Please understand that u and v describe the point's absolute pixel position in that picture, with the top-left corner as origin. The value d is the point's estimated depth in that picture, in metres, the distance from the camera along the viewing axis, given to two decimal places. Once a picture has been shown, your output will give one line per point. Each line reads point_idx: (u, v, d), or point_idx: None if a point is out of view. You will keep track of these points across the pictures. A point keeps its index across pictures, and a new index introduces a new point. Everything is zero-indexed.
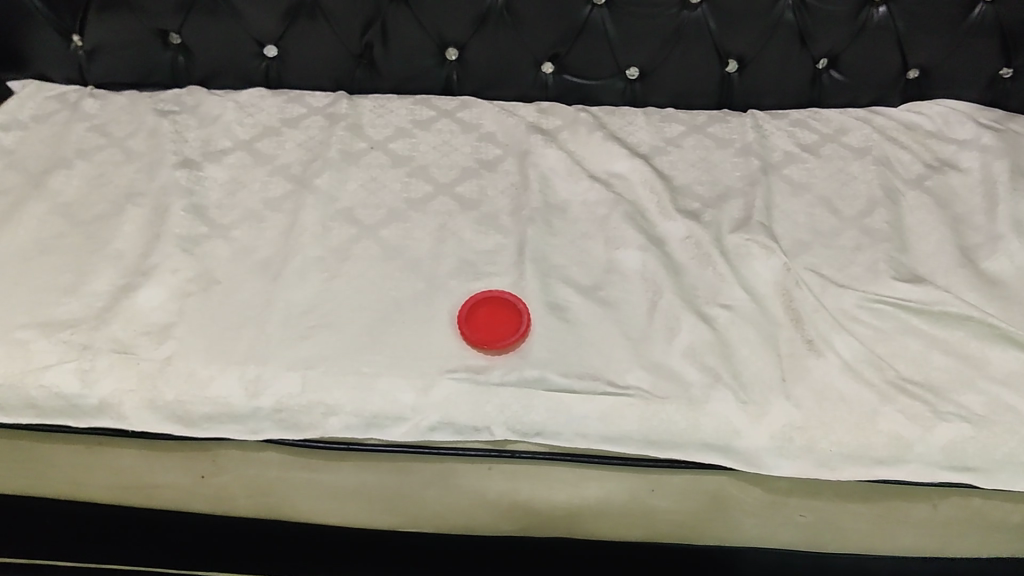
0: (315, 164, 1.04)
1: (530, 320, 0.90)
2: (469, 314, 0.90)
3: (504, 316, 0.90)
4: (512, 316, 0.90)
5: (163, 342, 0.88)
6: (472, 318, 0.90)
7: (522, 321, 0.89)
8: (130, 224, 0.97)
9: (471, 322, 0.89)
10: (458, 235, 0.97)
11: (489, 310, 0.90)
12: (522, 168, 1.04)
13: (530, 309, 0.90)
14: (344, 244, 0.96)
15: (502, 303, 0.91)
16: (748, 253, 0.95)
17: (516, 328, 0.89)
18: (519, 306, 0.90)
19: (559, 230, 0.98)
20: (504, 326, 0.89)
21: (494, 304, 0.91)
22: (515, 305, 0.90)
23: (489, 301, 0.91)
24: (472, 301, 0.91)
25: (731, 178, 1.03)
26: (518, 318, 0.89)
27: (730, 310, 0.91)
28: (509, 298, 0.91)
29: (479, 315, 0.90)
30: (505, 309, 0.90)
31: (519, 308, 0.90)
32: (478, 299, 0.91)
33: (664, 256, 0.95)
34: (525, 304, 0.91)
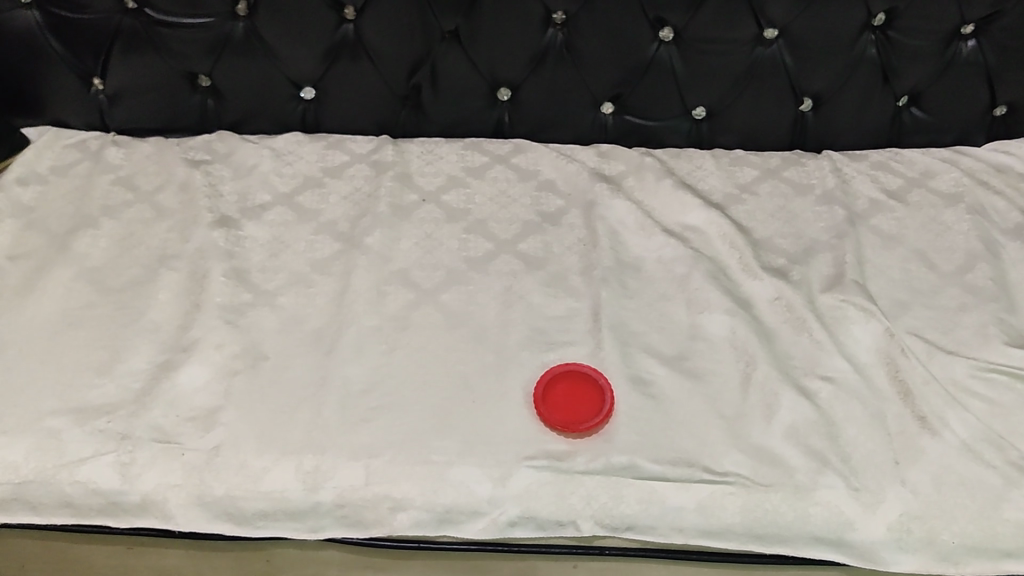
0: (365, 220, 0.95)
1: (613, 398, 0.81)
2: (545, 392, 0.82)
3: (584, 393, 0.81)
4: (593, 393, 0.81)
5: (210, 429, 0.80)
6: (549, 397, 0.81)
7: (604, 398, 0.81)
8: (166, 292, 0.89)
9: (549, 402, 0.81)
10: (526, 300, 0.89)
11: (567, 386, 0.82)
12: (589, 221, 0.95)
13: (612, 385, 0.82)
14: (401, 311, 0.88)
15: (581, 378, 0.82)
16: (845, 316, 0.87)
17: (599, 407, 0.80)
18: (599, 381, 0.82)
19: (635, 291, 0.90)
20: (586, 406, 0.80)
21: (571, 380, 0.82)
22: (596, 380, 0.82)
23: (566, 376, 0.83)
24: (547, 376, 0.83)
25: (816, 230, 0.95)
26: (600, 396, 0.81)
27: (832, 382, 0.83)
28: (587, 373, 0.83)
29: (556, 393, 0.81)
30: (585, 386, 0.82)
31: (600, 383, 0.82)
32: (554, 374, 0.83)
33: (754, 321, 0.87)
34: (605, 378, 0.82)
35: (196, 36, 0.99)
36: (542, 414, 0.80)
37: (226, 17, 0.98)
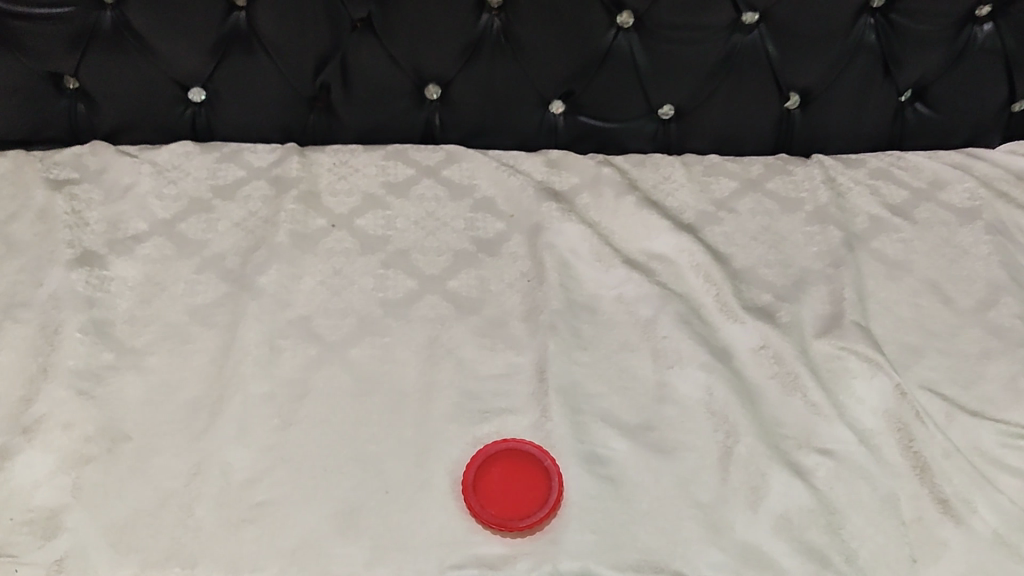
0: (258, 254, 0.78)
1: (562, 487, 0.65)
2: (477, 480, 0.65)
3: (526, 479, 0.65)
4: (536, 479, 0.65)
5: (51, 537, 0.63)
6: (482, 487, 0.65)
7: (551, 485, 0.64)
8: (6, 353, 0.71)
9: (482, 493, 0.64)
10: (456, 355, 0.72)
11: (505, 471, 0.65)
12: (534, 250, 0.78)
13: (561, 467, 0.65)
14: (299, 374, 0.71)
15: (521, 459, 0.66)
16: (845, 369, 0.71)
17: (544, 498, 0.64)
18: (545, 462, 0.65)
19: (590, 340, 0.73)
20: (528, 496, 0.64)
21: (510, 462, 0.66)
22: (539, 462, 0.65)
23: (504, 457, 0.66)
24: (480, 458, 0.66)
25: (806, 257, 0.79)
26: (545, 482, 0.65)
27: (831, 457, 0.67)
28: (530, 452, 0.66)
29: (491, 481, 0.65)
30: (527, 471, 0.65)
31: (545, 466, 0.65)
32: (488, 455, 0.66)
33: (735, 378, 0.70)
34: (553, 459, 0.66)
35: (54, 30, 0.81)
36: (474, 510, 0.63)
37: (90, 5, 0.80)
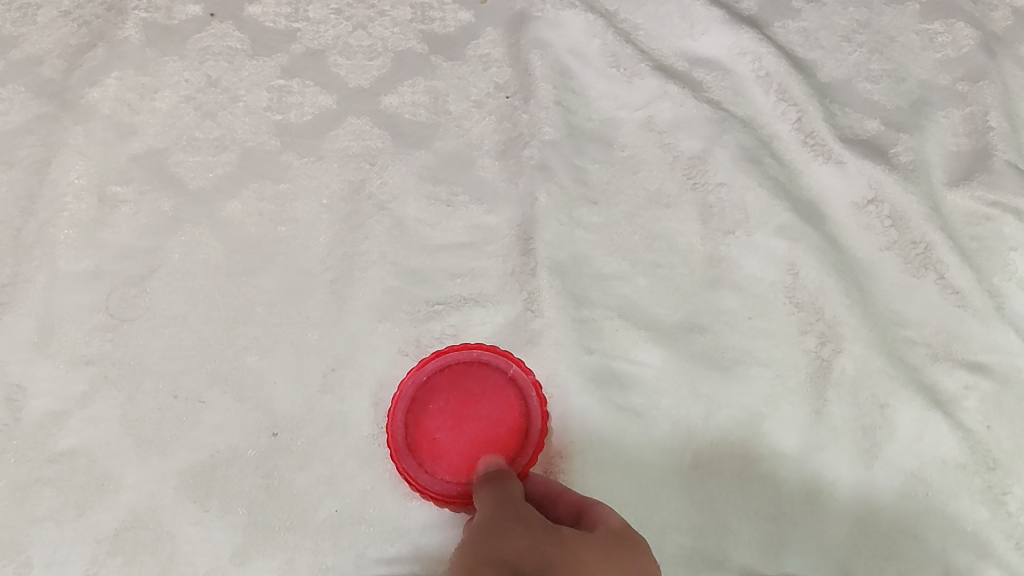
0: (93, 54, 0.50)
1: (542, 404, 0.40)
2: (411, 436, 0.39)
3: (487, 405, 0.39)
4: (503, 403, 0.39)
5: None
6: (422, 441, 0.39)
7: (527, 406, 0.39)
8: None
9: (426, 452, 0.39)
10: (393, 213, 0.46)
11: (452, 405, 0.39)
12: (517, 52, 0.51)
13: (530, 371, 0.40)
14: (142, 240, 0.45)
15: (470, 377, 0.40)
16: (999, 238, 0.46)
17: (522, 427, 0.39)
18: (509, 372, 0.40)
19: (602, 189, 0.47)
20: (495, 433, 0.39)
21: (454, 388, 0.39)
22: (500, 373, 0.40)
23: (443, 385, 0.40)
24: (404, 396, 0.39)
25: (927, 66, 0.52)
26: (518, 403, 0.39)
27: (989, 377, 0.42)
28: (481, 361, 0.40)
29: (435, 428, 0.39)
30: (485, 394, 0.39)
31: (512, 377, 0.40)
32: (416, 389, 0.40)
33: (831, 250, 0.45)
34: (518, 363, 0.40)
35: None
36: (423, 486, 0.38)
37: None
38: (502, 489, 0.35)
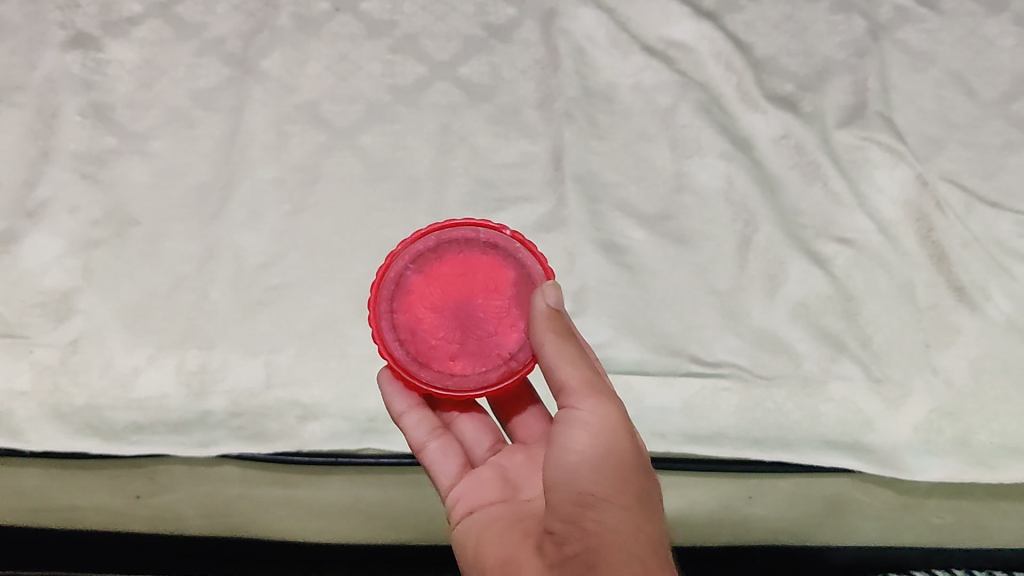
0: (261, 37, 0.73)
1: (511, 251, 0.55)
2: (399, 316, 0.55)
3: (477, 278, 0.55)
4: (480, 272, 0.55)
5: (64, 319, 0.63)
6: (421, 319, 0.55)
7: (500, 260, 0.55)
8: (7, 136, 0.69)
9: (425, 328, 0.55)
10: (470, 143, 0.70)
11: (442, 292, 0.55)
12: (549, 36, 0.74)
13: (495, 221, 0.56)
14: (308, 159, 0.69)
15: (441, 260, 0.55)
16: (866, 159, 0.70)
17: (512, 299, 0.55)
18: (480, 240, 0.56)
19: (606, 129, 0.71)
20: (491, 309, 0.55)
21: (432, 276, 0.55)
22: (469, 246, 0.56)
23: (418, 277, 0.55)
24: (391, 287, 0.55)
25: (830, 47, 0.75)
26: (491, 261, 0.55)
27: (851, 246, 0.67)
28: (444, 243, 0.56)
29: (425, 299, 0.55)
30: (457, 265, 0.55)
31: (477, 242, 0.56)
32: (398, 278, 0.55)
33: (754, 168, 0.70)
34: (481, 230, 0.56)
35: None
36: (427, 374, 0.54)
37: None
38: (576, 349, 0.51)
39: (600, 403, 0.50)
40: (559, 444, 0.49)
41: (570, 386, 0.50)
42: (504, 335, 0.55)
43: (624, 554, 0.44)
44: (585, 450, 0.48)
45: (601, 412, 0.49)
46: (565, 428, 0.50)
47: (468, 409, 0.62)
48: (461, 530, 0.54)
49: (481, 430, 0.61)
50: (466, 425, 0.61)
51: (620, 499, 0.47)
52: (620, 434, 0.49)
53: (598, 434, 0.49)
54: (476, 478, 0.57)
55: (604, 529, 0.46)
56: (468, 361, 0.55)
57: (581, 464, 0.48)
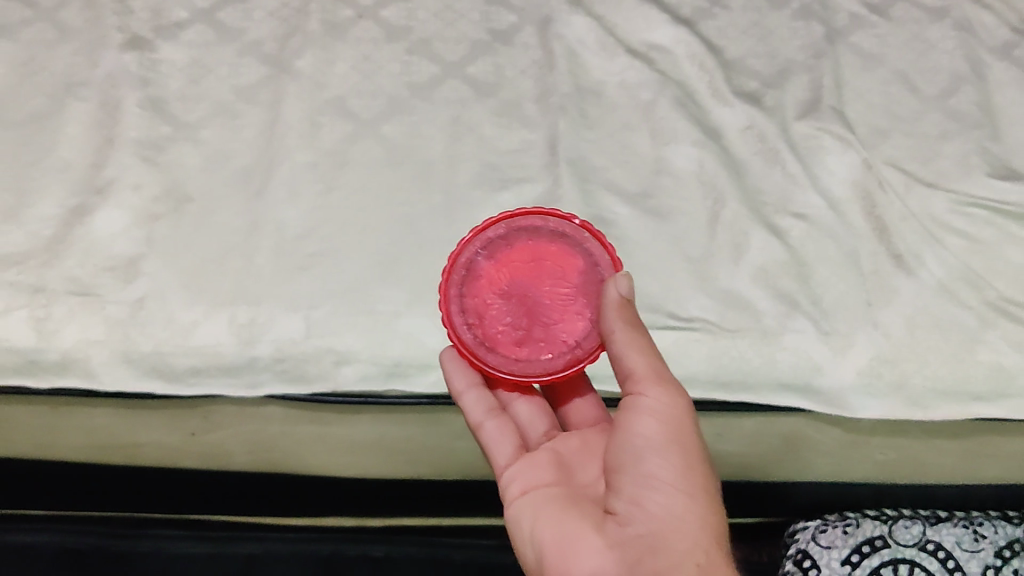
0: (294, 40, 0.84)
1: (574, 242, 0.66)
2: (471, 296, 0.66)
3: (545, 266, 0.66)
4: (547, 262, 0.66)
5: (132, 280, 0.73)
6: (490, 303, 0.66)
7: (565, 251, 0.66)
8: (75, 125, 0.80)
9: (494, 311, 0.66)
10: (477, 132, 0.81)
11: (510, 279, 0.66)
12: (545, 40, 0.85)
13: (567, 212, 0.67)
14: (338, 146, 0.80)
15: (511, 251, 0.67)
16: (820, 146, 0.80)
17: (576, 285, 0.66)
18: (547, 231, 0.67)
19: (596, 120, 0.82)
20: (552, 298, 0.66)
21: (502, 264, 0.67)
22: (538, 238, 0.67)
23: (489, 265, 0.67)
24: (463, 270, 0.66)
25: (791, 49, 0.86)
26: (557, 251, 0.66)
27: (804, 220, 0.78)
28: (513, 234, 0.67)
29: (494, 282, 0.66)
30: (526, 256, 0.67)
31: (546, 233, 0.67)
32: (470, 263, 0.67)
33: (722, 154, 0.81)
34: (549, 222, 0.67)
35: None
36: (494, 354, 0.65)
37: None
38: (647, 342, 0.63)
39: (665, 391, 0.62)
40: (630, 425, 0.62)
41: (639, 372, 0.62)
42: (565, 323, 0.66)
43: (686, 539, 0.59)
44: (655, 435, 0.61)
45: (667, 401, 0.62)
46: (635, 410, 0.62)
47: (527, 393, 0.73)
48: (524, 499, 0.67)
49: (535, 412, 0.73)
50: (522, 406, 0.73)
51: (681, 481, 0.61)
52: (682, 421, 0.62)
53: (664, 423, 0.61)
54: (535, 458, 0.69)
55: (661, 514, 0.60)
56: (533, 347, 0.66)
57: (650, 449, 0.61)
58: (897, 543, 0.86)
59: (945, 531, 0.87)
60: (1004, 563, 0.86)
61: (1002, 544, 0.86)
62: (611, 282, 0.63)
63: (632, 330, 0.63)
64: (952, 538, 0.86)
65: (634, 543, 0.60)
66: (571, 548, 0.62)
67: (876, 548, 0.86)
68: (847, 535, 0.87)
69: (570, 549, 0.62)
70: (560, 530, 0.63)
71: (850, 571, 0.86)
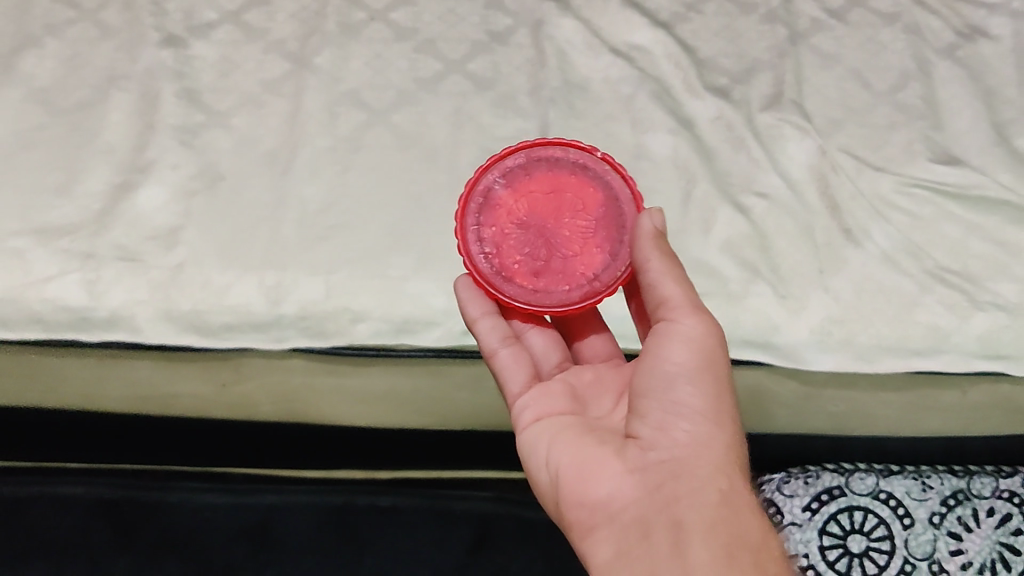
0: (313, 39, 0.94)
1: (594, 174, 0.75)
2: (491, 225, 0.75)
3: (565, 196, 0.75)
4: (569, 194, 0.75)
5: (172, 247, 0.83)
6: (510, 235, 0.75)
7: (586, 183, 0.75)
8: (118, 112, 0.90)
9: (514, 243, 0.75)
10: (476, 121, 0.91)
11: (528, 211, 0.75)
12: (537, 41, 0.95)
13: (585, 145, 0.75)
14: (354, 132, 0.90)
15: (532, 184, 0.75)
16: (781, 134, 0.91)
17: (591, 216, 0.75)
18: (570, 161, 0.75)
19: (582, 111, 0.92)
20: (572, 231, 0.75)
21: (522, 196, 0.75)
22: (560, 170, 0.75)
23: (510, 197, 0.75)
24: (482, 201, 0.75)
25: (757, 49, 0.96)
26: (579, 183, 0.75)
27: (765, 199, 0.88)
28: (534, 167, 0.76)
29: (515, 214, 0.75)
30: (547, 187, 0.75)
31: (570, 164, 0.75)
32: (490, 194, 0.75)
33: (694, 141, 0.91)
34: (571, 151, 0.76)
35: None
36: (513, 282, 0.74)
37: None
38: (680, 272, 0.70)
39: (699, 320, 0.69)
40: (665, 347, 0.70)
41: (676, 301, 0.70)
42: (583, 256, 0.74)
43: (707, 464, 0.67)
44: (689, 362, 0.69)
45: (701, 329, 0.69)
46: (671, 335, 0.70)
47: (539, 325, 0.83)
48: (542, 424, 0.76)
49: (548, 344, 0.82)
50: (535, 338, 0.82)
51: (707, 409, 0.69)
52: (712, 348, 0.69)
53: (697, 349, 0.69)
54: (549, 391, 0.78)
55: (685, 442, 0.68)
56: (550, 279, 0.74)
57: (682, 374, 0.69)
58: (853, 492, 0.96)
59: (896, 482, 0.96)
60: (948, 510, 0.95)
61: (947, 494, 0.96)
62: (648, 215, 0.71)
63: (668, 259, 0.70)
64: (902, 488, 0.96)
65: (656, 468, 0.68)
66: (597, 468, 0.70)
67: (833, 496, 0.95)
68: (807, 485, 0.96)
69: (596, 468, 0.70)
70: (585, 452, 0.71)
71: (810, 516, 0.95)
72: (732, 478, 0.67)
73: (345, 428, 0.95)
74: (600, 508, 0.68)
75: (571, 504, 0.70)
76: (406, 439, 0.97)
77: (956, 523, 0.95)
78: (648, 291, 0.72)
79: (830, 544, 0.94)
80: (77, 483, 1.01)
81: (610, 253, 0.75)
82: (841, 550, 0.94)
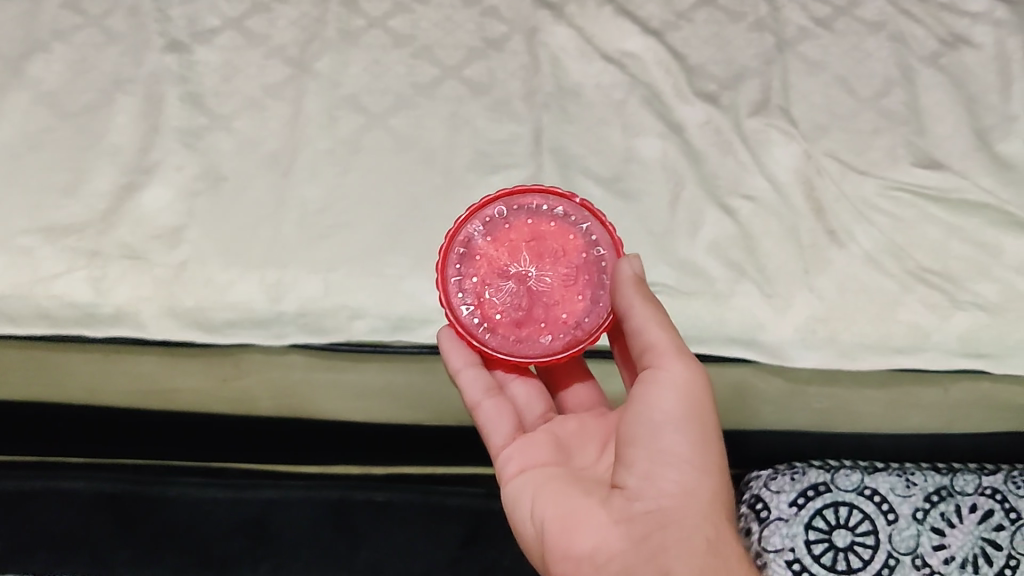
0: (314, 46, 0.97)
1: (573, 219, 0.77)
2: (472, 275, 0.76)
3: (546, 242, 0.77)
4: (548, 240, 0.77)
5: (175, 246, 0.86)
6: (491, 287, 0.76)
7: (565, 228, 0.77)
8: (123, 115, 0.92)
9: (494, 294, 0.76)
10: (472, 125, 0.93)
11: (509, 259, 0.76)
12: (532, 48, 0.98)
13: (563, 192, 0.77)
14: (353, 135, 0.92)
15: (512, 232, 0.77)
16: (768, 139, 0.93)
17: (572, 262, 0.76)
18: (549, 210, 0.77)
19: (574, 116, 0.95)
20: (554, 278, 0.76)
21: (502, 246, 0.77)
22: (539, 217, 0.77)
23: (490, 248, 0.77)
24: (462, 251, 0.77)
25: (745, 57, 0.99)
26: (559, 228, 0.77)
27: (752, 201, 0.90)
28: (514, 216, 0.77)
29: (495, 265, 0.76)
30: (526, 235, 0.77)
31: (549, 210, 0.77)
32: (471, 245, 0.77)
33: (684, 145, 0.94)
34: (550, 196, 0.78)
35: None
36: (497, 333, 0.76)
37: None
38: (662, 318, 0.72)
39: (684, 367, 0.71)
40: (650, 395, 0.71)
41: (660, 347, 0.71)
42: (565, 304, 0.76)
43: (693, 515, 0.69)
44: (675, 409, 0.70)
45: (686, 375, 0.71)
46: (657, 383, 0.71)
47: (522, 375, 0.84)
48: (529, 474, 0.77)
49: (532, 394, 0.83)
50: (520, 388, 0.83)
51: (692, 456, 0.70)
52: (698, 395, 0.71)
53: (682, 396, 0.70)
54: (533, 440, 0.79)
55: (671, 490, 0.70)
56: (533, 328, 0.76)
57: (669, 422, 0.70)
58: (838, 488, 0.98)
59: (880, 478, 0.98)
60: (931, 506, 0.98)
61: (930, 490, 0.98)
62: (627, 262, 0.73)
63: (650, 307, 0.72)
64: (887, 484, 0.98)
65: (643, 518, 0.69)
66: (583, 520, 0.71)
67: (819, 492, 0.97)
68: (794, 480, 0.98)
69: (582, 520, 0.71)
70: (570, 504, 0.73)
71: (797, 511, 0.97)
72: (718, 525, 0.69)
73: (343, 423, 0.98)
74: (587, 560, 0.69)
75: (556, 557, 0.71)
76: (402, 434, 0.99)
77: (939, 519, 0.97)
78: (634, 339, 0.73)
79: (816, 539, 0.96)
80: (77, 479, 1.03)
81: (591, 300, 0.77)
82: (826, 544, 0.96)
